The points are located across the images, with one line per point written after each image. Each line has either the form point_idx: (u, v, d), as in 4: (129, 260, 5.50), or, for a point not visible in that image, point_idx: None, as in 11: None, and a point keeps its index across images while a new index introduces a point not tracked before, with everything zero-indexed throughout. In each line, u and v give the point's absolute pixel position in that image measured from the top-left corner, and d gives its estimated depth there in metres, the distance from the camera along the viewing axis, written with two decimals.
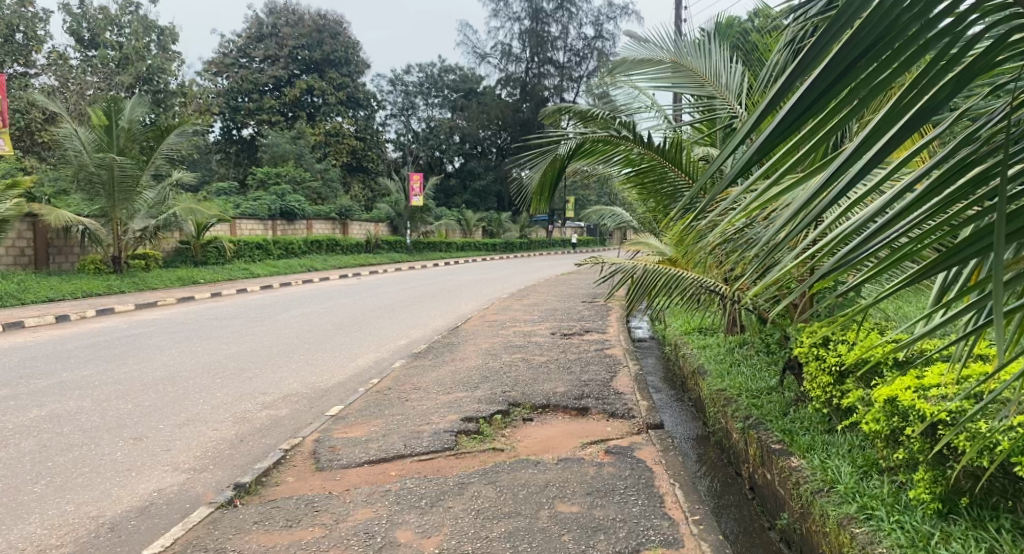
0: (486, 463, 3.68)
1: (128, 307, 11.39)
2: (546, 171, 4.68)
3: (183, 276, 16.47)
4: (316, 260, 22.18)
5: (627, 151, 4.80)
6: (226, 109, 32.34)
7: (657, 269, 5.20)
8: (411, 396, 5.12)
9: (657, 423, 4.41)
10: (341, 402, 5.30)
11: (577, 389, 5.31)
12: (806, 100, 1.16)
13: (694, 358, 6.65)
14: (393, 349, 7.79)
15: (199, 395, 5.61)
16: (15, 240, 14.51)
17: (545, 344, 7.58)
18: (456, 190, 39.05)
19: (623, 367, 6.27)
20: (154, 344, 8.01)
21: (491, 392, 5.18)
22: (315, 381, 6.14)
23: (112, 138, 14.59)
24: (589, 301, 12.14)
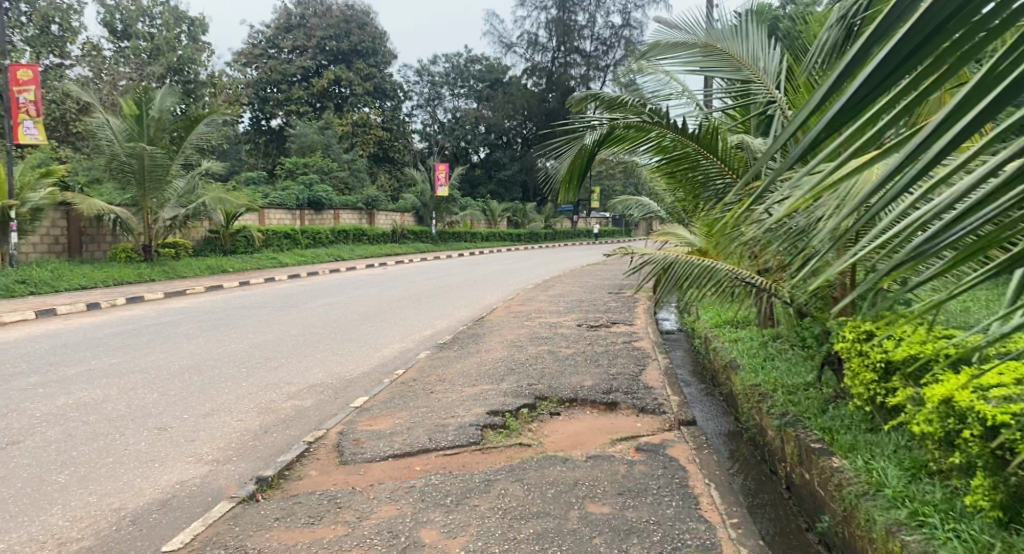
0: (513, 459, 3.58)
1: (157, 295, 11.47)
2: (575, 158, 4.49)
3: (212, 265, 16.60)
4: (343, 250, 22.24)
5: (660, 137, 4.62)
6: (256, 99, 32.53)
7: (689, 261, 5.02)
8: (436, 388, 5.03)
9: (689, 420, 4.27)
10: (366, 393, 5.23)
11: (606, 383, 5.18)
12: (865, 82, 1.05)
13: (726, 351, 6.49)
14: (418, 340, 7.72)
15: (224, 384, 5.58)
16: (50, 228, 14.71)
17: (571, 336, 7.46)
18: (482, 180, 38.97)
19: (653, 361, 6.13)
20: (182, 333, 8.03)
21: (517, 385, 5.07)
22: (340, 371, 6.09)
23: (142, 127, 14.73)
24: (616, 292, 11.98)
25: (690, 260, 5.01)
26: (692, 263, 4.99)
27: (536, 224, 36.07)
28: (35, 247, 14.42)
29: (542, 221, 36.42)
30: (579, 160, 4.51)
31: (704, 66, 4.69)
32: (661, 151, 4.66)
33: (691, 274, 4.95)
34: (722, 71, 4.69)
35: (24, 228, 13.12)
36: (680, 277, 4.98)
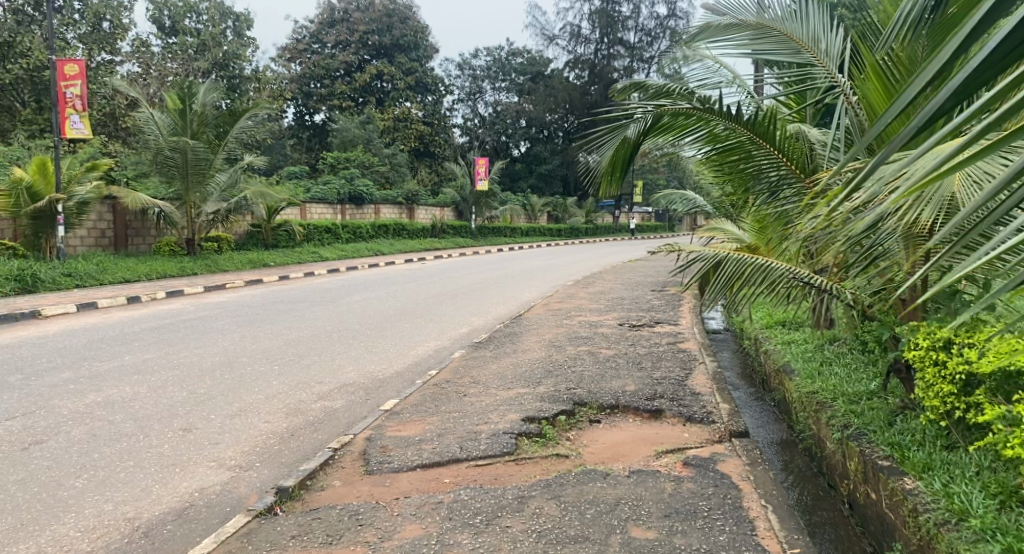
0: (549, 472, 3.33)
1: (197, 289, 11.48)
2: (618, 149, 4.34)
3: (253, 259, 16.66)
4: (382, 244, 22.22)
5: (711, 125, 4.26)
6: (299, 94, 32.79)
7: (742, 258, 4.63)
8: (470, 391, 4.81)
9: (742, 430, 3.97)
10: (397, 394, 5.03)
11: (649, 388, 4.89)
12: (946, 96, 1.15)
13: (778, 355, 6.15)
14: (454, 338, 7.51)
15: (255, 383, 5.43)
16: (97, 222, 14.93)
17: (612, 336, 7.16)
18: (523, 173, 38.55)
19: (699, 364, 5.81)
20: (218, 328, 7.95)
21: (555, 389, 4.81)
22: (372, 370, 5.91)
23: (186, 121, 14.84)
24: (659, 289, 11.62)
25: (744, 257, 4.61)
26: (745, 261, 4.60)
27: (577, 219, 35.72)
28: (82, 240, 14.64)
29: (583, 216, 36.07)
30: (623, 151, 4.35)
31: (757, 49, 4.38)
32: (712, 140, 4.29)
33: (743, 274, 4.54)
34: (778, 53, 4.36)
35: (71, 222, 13.28)
36: (731, 276, 4.57)
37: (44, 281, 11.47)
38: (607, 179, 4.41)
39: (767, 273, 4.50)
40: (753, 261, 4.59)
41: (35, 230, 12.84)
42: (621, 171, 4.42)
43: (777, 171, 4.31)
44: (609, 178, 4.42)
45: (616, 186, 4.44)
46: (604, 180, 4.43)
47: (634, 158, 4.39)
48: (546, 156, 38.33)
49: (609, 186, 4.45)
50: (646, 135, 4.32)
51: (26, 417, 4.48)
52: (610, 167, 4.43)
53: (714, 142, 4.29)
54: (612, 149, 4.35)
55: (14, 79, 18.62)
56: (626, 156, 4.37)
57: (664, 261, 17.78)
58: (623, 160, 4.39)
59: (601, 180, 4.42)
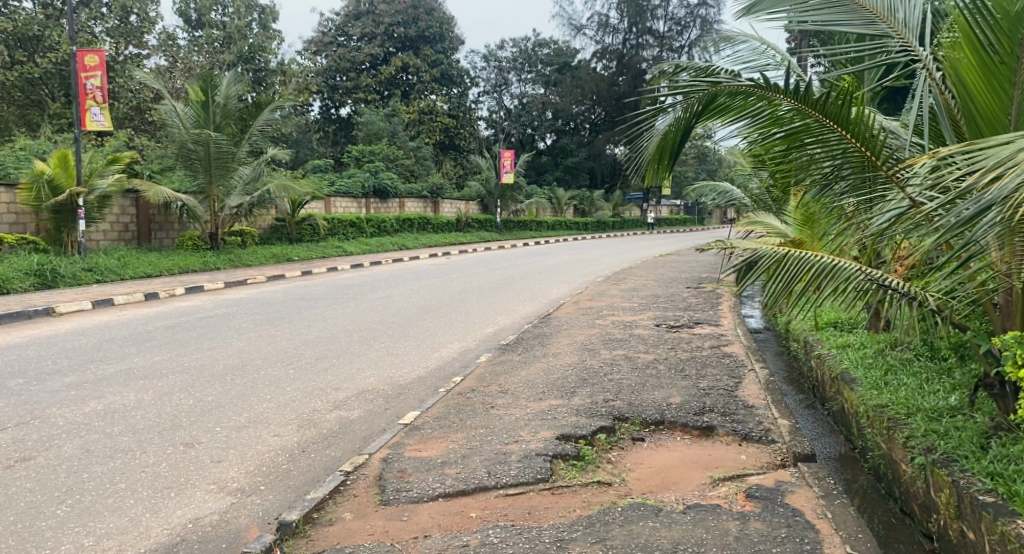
0: (590, 505, 2.92)
1: (217, 284, 11.17)
2: (664, 137, 4.01)
3: (277, 253, 16.36)
4: (407, 238, 21.88)
5: (775, 105, 3.68)
6: (325, 88, 32.55)
7: (805, 257, 4.07)
8: (497, 402, 4.38)
9: (810, 453, 3.54)
10: (419, 404, 4.63)
11: (696, 400, 4.43)
12: None
13: (834, 361, 5.67)
14: (481, 339, 7.09)
15: (267, 389, 5.05)
16: (119, 215, 14.72)
17: (650, 338, 6.67)
18: (548, 167, 38.56)
19: (749, 372, 5.32)
20: (234, 327, 7.58)
21: (592, 401, 4.36)
22: (393, 376, 5.51)
23: (209, 113, 14.66)
24: (695, 287, 11.10)
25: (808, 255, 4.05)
26: (810, 260, 4.03)
27: (603, 212, 35.05)
28: (104, 235, 14.44)
29: (609, 210, 35.38)
30: (670, 141, 4.02)
31: (825, 20, 3.78)
32: (773, 124, 3.71)
33: (811, 271, 3.98)
34: (849, 24, 3.77)
35: (93, 215, 13.03)
36: (793, 274, 4.01)
37: (64, 276, 11.22)
38: (652, 171, 4.12)
39: (836, 274, 3.92)
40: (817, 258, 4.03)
41: (57, 225, 12.62)
42: (670, 159, 4.08)
43: (837, 165, 3.69)
44: (655, 168, 4.11)
45: (662, 176, 4.13)
46: (648, 170, 4.12)
47: (683, 146, 4.04)
48: (572, 149, 37.75)
49: (656, 177, 4.15)
50: (699, 117, 3.92)
51: (18, 428, 4.12)
52: (657, 154, 4.10)
53: (778, 125, 3.69)
54: (658, 137, 4.03)
55: (42, 73, 18.52)
56: (674, 145, 4.04)
57: (698, 256, 17.21)
58: (671, 150, 4.04)
59: (643, 170, 4.13)
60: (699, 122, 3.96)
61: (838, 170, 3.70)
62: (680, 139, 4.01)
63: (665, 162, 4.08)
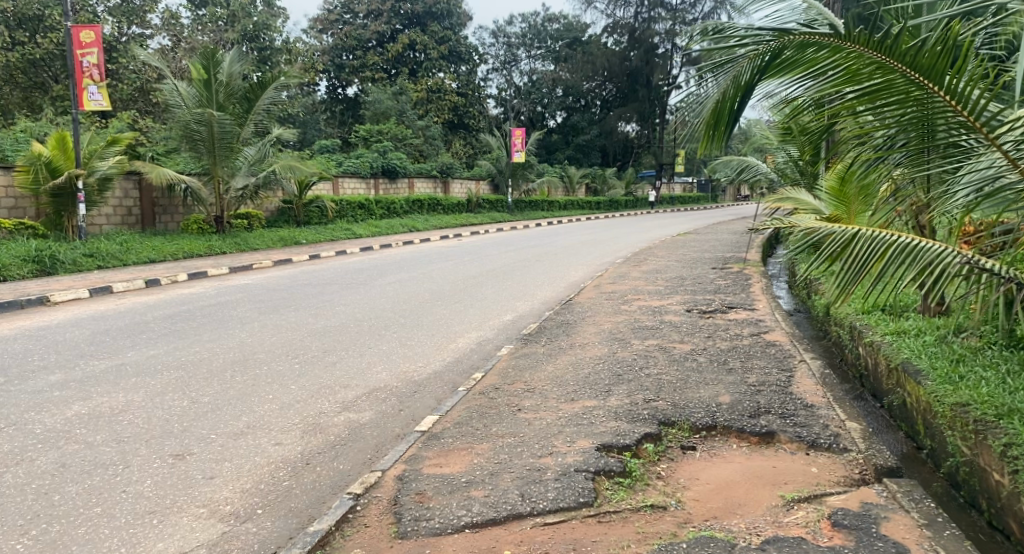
0: (648, 541, 2.45)
1: (222, 269, 10.65)
2: (722, 99, 3.47)
3: (284, 236, 15.91)
4: (417, 220, 21.41)
5: (853, 58, 3.14)
6: (331, 67, 31.88)
7: (879, 236, 3.69)
8: (525, 404, 3.90)
9: (892, 467, 3.06)
10: (436, 406, 4.18)
11: (749, 401, 3.95)
12: None
13: (891, 350, 5.16)
14: (500, 327, 6.63)
15: (270, 388, 4.59)
16: (122, 198, 14.20)
17: (684, 326, 6.16)
18: (559, 146, 37.95)
19: (800, 364, 4.82)
20: (237, 316, 7.10)
21: (631, 402, 3.88)
22: (407, 371, 5.05)
23: (211, 92, 14.13)
24: (720, 268, 10.59)
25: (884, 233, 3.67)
26: (887, 240, 3.65)
27: (616, 191, 34.34)
28: (108, 219, 13.94)
29: (622, 188, 34.70)
30: (727, 103, 3.48)
31: None
32: (851, 79, 3.16)
33: (888, 253, 3.60)
34: None
35: (93, 199, 12.53)
36: (866, 255, 3.65)
37: (63, 263, 10.76)
38: (706, 138, 3.57)
39: (917, 256, 3.53)
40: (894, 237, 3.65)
41: (57, 209, 12.15)
42: (727, 125, 3.54)
43: (902, 133, 3.22)
44: (709, 135, 3.55)
45: (717, 145, 3.58)
46: (702, 138, 3.56)
47: (742, 108, 3.50)
48: (583, 126, 37.13)
49: (710, 146, 3.60)
50: (762, 73, 3.39)
51: None
52: (713, 119, 3.55)
53: (853, 81, 3.16)
54: (714, 99, 3.49)
55: (43, 54, 17.98)
56: (733, 108, 3.51)
57: (718, 235, 16.67)
58: (728, 114, 3.51)
59: (696, 137, 3.56)
60: (762, 80, 3.44)
61: (901, 136, 3.23)
62: (741, 101, 3.49)
63: (722, 127, 3.53)
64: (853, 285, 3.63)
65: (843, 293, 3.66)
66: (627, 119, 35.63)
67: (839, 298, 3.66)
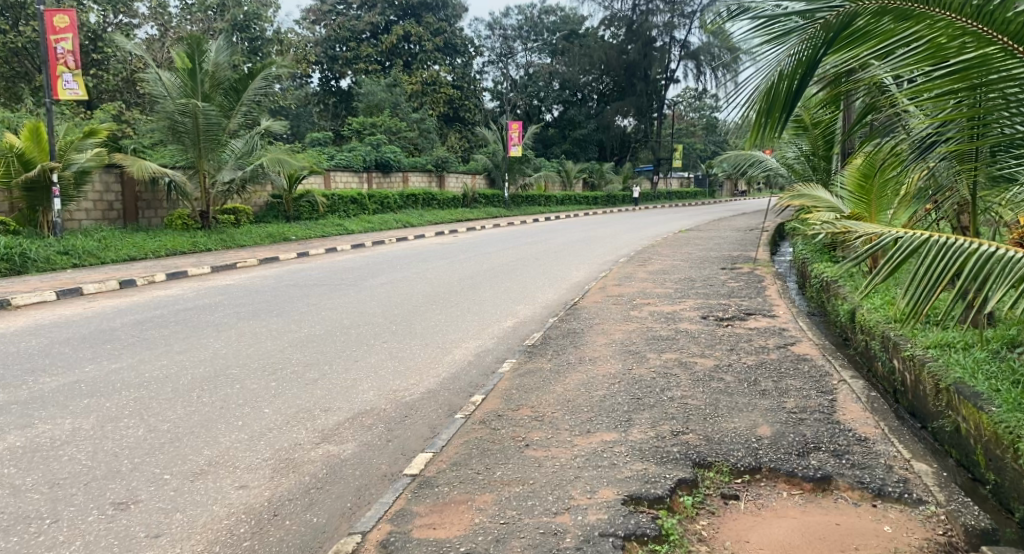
0: None
1: (203, 269, 9.99)
2: (775, 77, 2.85)
3: (274, 233, 15.29)
4: (411, 215, 20.79)
5: (941, 28, 2.64)
6: (324, 59, 31.22)
7: (956, 244, 3.20)
8: (533, 437, 3.35)
9: (985, 529, 2.56)
10: (430, 437, 3.63)
11: (793, 434, 3.43)
12: None
13: (938, 366, 4.63)
14: (500, 336, 6.06)
15: (243, 411, 4.02)
16: (102, 193, 13.46)
17: (703, 336, 5.61)
18: (556, 140, 37.32)
19: (841, 385, 4.28)
20: (214, 322, 6.48)
21: (658, 436, 3.34)
22: (397, 389, 4.49)
23: (196, 83, 13.51)
24: (730, 268, 10.05)
25: (961, 243, 3.17)
26: (965, 249, 3.14)
27: (614, 186, 33.77)
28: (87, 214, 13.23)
29: (620, 183, 34.13)
30: (784, 82, 2.85)
31: None
32: (935, 54, 2.68)
33: (965, 267, 3.11)
34: None
35: (69, 193, 11.84)
36: (941, 268, 3.16)
37: (35, 260, 10.13)
38: (758, 127, 2.94)
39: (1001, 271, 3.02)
40: (973, 248, 3.13)
41: (30, 203, 11.46)
42: (784, 110, 2.89)
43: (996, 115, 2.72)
44: (762, 122, 2.91)
45: (770, 135, 2.94)
46: (753, 126, 2.94)
47: (803, 91, 2.86)
48: (580, 120, 36.51)
49: (764, 136, 2.96)
50: (830, 46, 2.79)
51: None
52: (767, 104, 2.92)
53: (940, 59, 2.68)
54: (766, 78, 2.87)
55: (26, 43, 17.29)
56: (792, 87, 2.85)
57: (721, 232, 16.15)
58: (786, 96, 2.86)
59: (746, 126, 2.95)
60: (828, 55, 2.85)
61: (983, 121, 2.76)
62: (802, 78, 2.83)
63: (778, 113, 2.89)
64: (926, 305, 3.13)
65: (914, 312, 3.19)
66: (625, 114, 35.08)
67: (912, 319, 3.19)
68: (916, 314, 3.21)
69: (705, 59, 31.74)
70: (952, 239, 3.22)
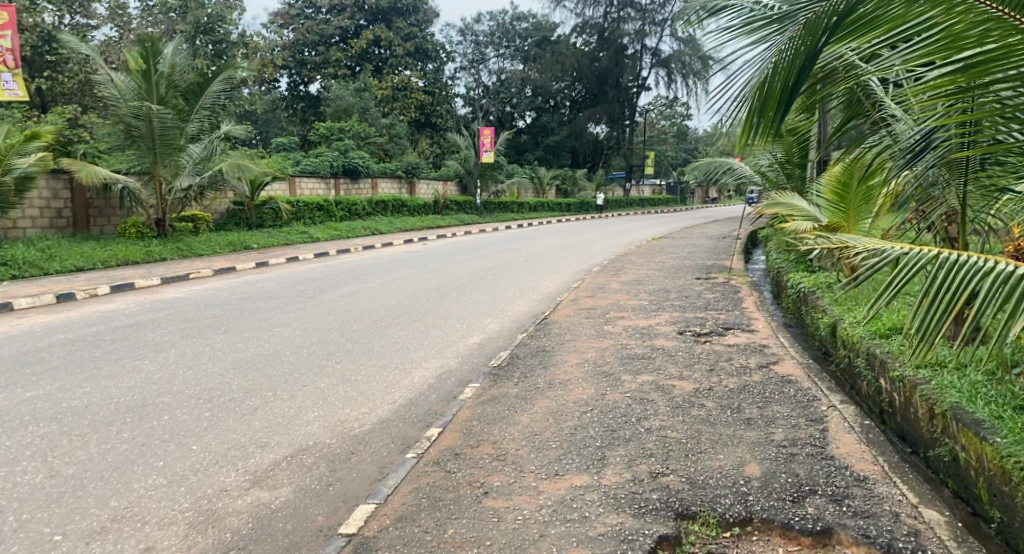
0: None
1: (152, 280, 9.41)
2: (770, 74, 2.52)
3: (233, 241, 14.68)
4: (380, 222, 20.25)
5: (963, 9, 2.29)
6: (292, 63, 30.56)
7: (968, 262, 2.73)
8: (492, 482, 2.96)
9: None
10: (378, 479, 3.20)
11: (785, 473, 3.06)
12: None
13: (929, 388, 4.22)
14: (463, 355, 5.64)
15: (168, 448, 3.55)
16: (50, 199, 12.78)
17: (681, 355, 5.24)
18: (529, 146, 37.01)
19: (831, 412, 3.93)
20: (154, 340, 5.95)
21: (635, 479, 2.95)
22: (346, 419, 4.05)
23: (150, 84, 12.96)
24: (706, 278, 9.74)
25: (975, 261, 2.71)
26: (980, 269, 2.68)
27: (586, 193, 33.50)
28: (33, 222, 12.55)
29: (592, 190, 33.88)
30: (779, 78, 2.52)
31: None
32: (953, 43, 2.33)
33: (980, 290, 2.65)
34: None
35: (10, 201, 11.17)
36: (952, 292, 2.69)
37: None
38: (749, 129, 2.60)
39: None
40: (989, 266, 2.66)
41: None
42: (778, 108, 2.55)
43: None
44: (754, 124, 2.58)
45: (762, 138, 2.60)
46: (744, 129, 2.60)
47: (800, 90, 2.53)
48: (553, 127, 36.19)
49: (755, 139, 2.62)
50: (833, 33, 2.45)
51: None
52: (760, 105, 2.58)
53: (956, 49, 2.34)
54: (761, 72, 2.54)
55: None
56: (788, 85, 2.52)
57: (694, 240, 15.90)
58: (780, 93, 2.53)
59: (737, 129, 2.62)
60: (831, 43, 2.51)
61: None
62: (798, 73, 2.51)
63: (772, 112, 2.55)
64: (937, 333, 2.68)
65: (924, 341, 2.74)
66: (597, 121, 35.01)
67: (920, 348, 2.74)
68: (925, 342, 2.76)
69: (676, 67, 31.62)
70: (965, 257, 2.76)
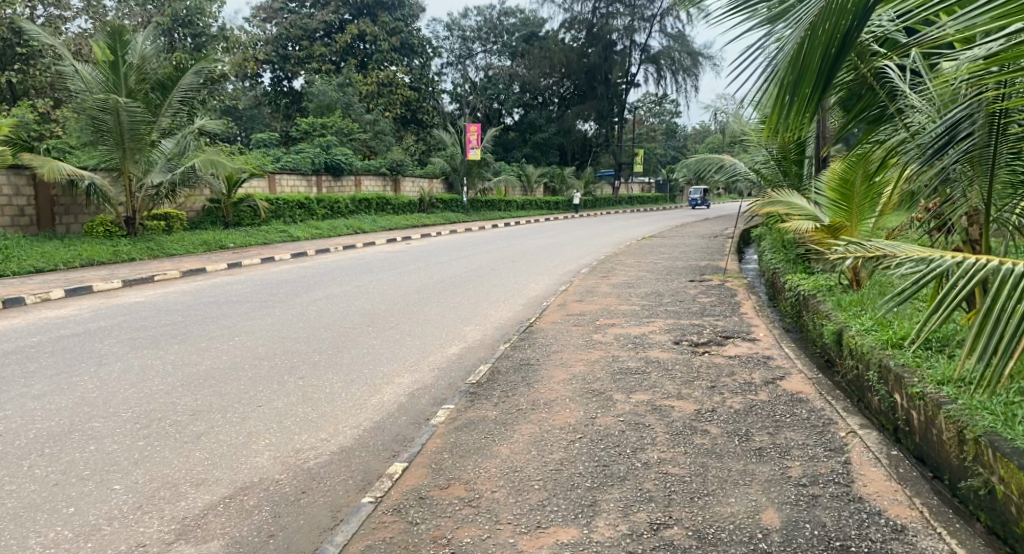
0: None
1: (112, 283, 8.83)
2: (809, 38, 2.06)
3: (208, 240, 14.10)
4: (363, 221, 19.72)
5: None
6: (275, 58, 29.87)
7: None
8: (461, 538, 2.50)
9: None
10: (328, 530, 2.72)
11: (809, 522, 2.59)
12: None
13: (956, 407, 3.39)
14: (437, 369, 5.12)
15: (85, 488, 3.04)
16: (11, 196, 12.14)
17: (679, 369, 4.77)
18: (516, 143, 36.51)
19: (853, 440, 3.46)
20: (100, 352, 5.41)
21: (629, 535, 2.48)
22: (300, 448, 3.55)
23: (120, 76, 12.25)
24: (699, 280, 9.27)
25: None
26: None
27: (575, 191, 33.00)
28: None
29: (581, 188, 33.41)
30: (820, 42, 2.06)
31: None
32: None
33: None
34: None
35: None
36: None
37: None
38: (779, 109, 2.14)
39: None
40: None
41: None
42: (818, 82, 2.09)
43: None
44: (785, 103, 2.12)
45: (794, 121, 2.14)
46: (774, 106, 2.14)
47: (843, 59, 2.08)
48: (541, 124, 35.59)
49: (785, 121, 2.16)
50: None
51: None
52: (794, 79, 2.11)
53: None
54: (798, 37, 2.06)
55: None
56: (830, 53, 2.08)
57: (686, 239, 15.42)
58: (821, 61, 2.07)
59: (764, 107, 2.16)
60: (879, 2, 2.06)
61: None
62: (843, 39, 2.06)
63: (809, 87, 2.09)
64: (1004, 369, 2.19)
65: (989, 377, 2.24)
66: (585, 117, 34.65)
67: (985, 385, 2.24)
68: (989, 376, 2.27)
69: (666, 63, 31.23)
70: None
